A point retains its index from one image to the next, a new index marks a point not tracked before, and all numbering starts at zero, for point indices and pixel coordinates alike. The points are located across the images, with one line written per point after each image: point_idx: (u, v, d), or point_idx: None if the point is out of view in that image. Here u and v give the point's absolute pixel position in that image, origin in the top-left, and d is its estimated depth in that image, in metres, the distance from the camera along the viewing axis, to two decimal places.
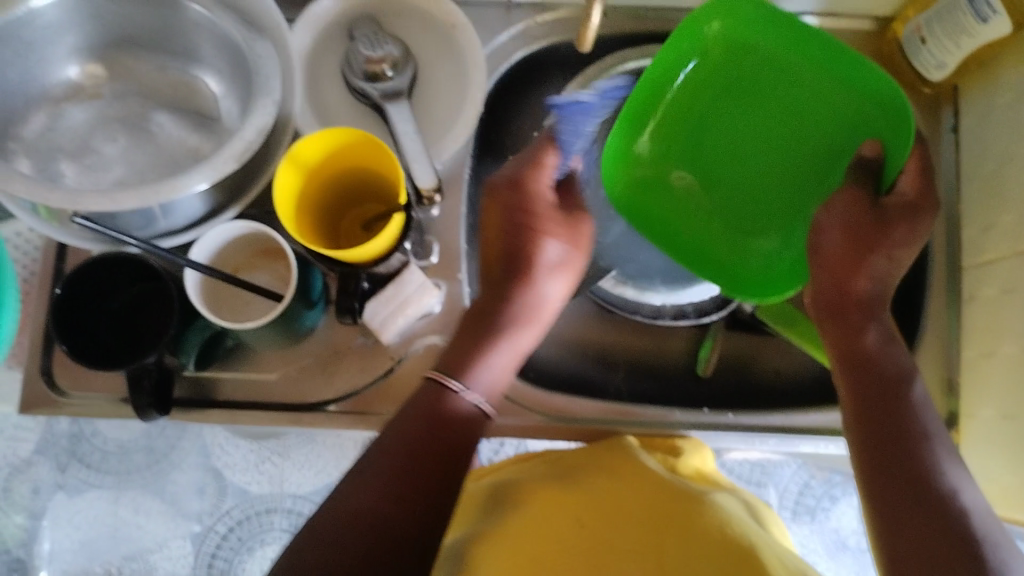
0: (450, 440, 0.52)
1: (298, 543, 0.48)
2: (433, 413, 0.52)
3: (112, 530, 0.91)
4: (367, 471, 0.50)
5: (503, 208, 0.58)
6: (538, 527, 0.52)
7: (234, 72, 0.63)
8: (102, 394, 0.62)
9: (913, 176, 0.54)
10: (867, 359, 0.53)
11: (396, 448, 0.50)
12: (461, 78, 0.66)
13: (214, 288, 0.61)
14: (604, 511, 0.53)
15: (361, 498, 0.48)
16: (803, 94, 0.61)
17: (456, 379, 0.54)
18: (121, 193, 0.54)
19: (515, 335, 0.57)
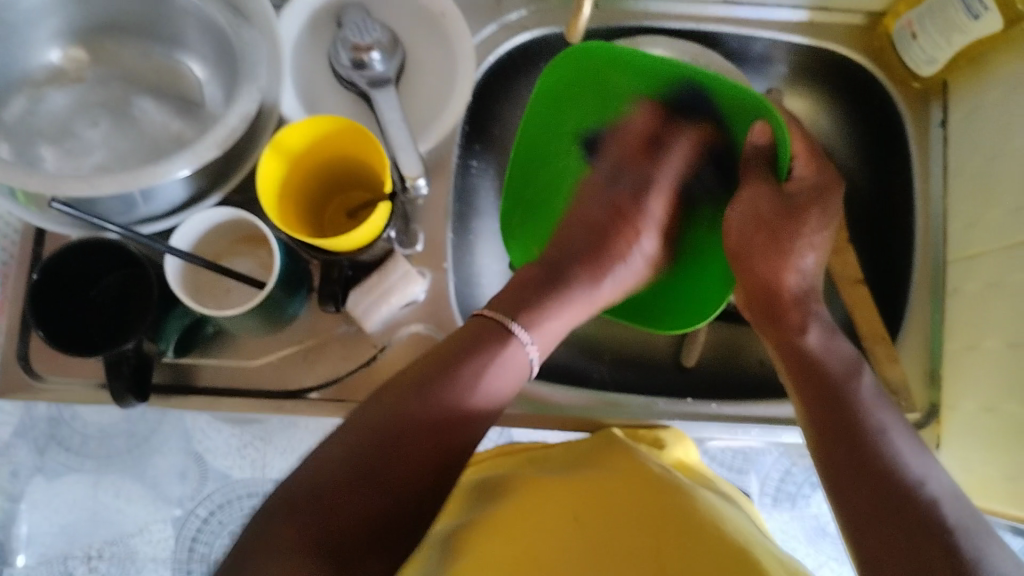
0: (482, 408, 0.51)
1: (333, 448, 0.47)
2: (479, 353, 0.52)
3: (92, 513, 0.91)
4: (381, 411, 0.48)
5: (602, 211, 0.66)
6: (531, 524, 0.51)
7: (217, 56, 0.62)
8: (80, 381, 0.62)
9: (807, 161, 0.62)
10: (802, 361, 0.54)
11: (447, 397, 0.49)
12: (449, 66, 0.65)
13: (196, 275, 0.60)
14: (596, 511, 0.52)
15: (413, 433, 0.48)
16: (620, 85, 0.66)
17: (518, 326, 0.54)
18: (101, 178, 0.53)
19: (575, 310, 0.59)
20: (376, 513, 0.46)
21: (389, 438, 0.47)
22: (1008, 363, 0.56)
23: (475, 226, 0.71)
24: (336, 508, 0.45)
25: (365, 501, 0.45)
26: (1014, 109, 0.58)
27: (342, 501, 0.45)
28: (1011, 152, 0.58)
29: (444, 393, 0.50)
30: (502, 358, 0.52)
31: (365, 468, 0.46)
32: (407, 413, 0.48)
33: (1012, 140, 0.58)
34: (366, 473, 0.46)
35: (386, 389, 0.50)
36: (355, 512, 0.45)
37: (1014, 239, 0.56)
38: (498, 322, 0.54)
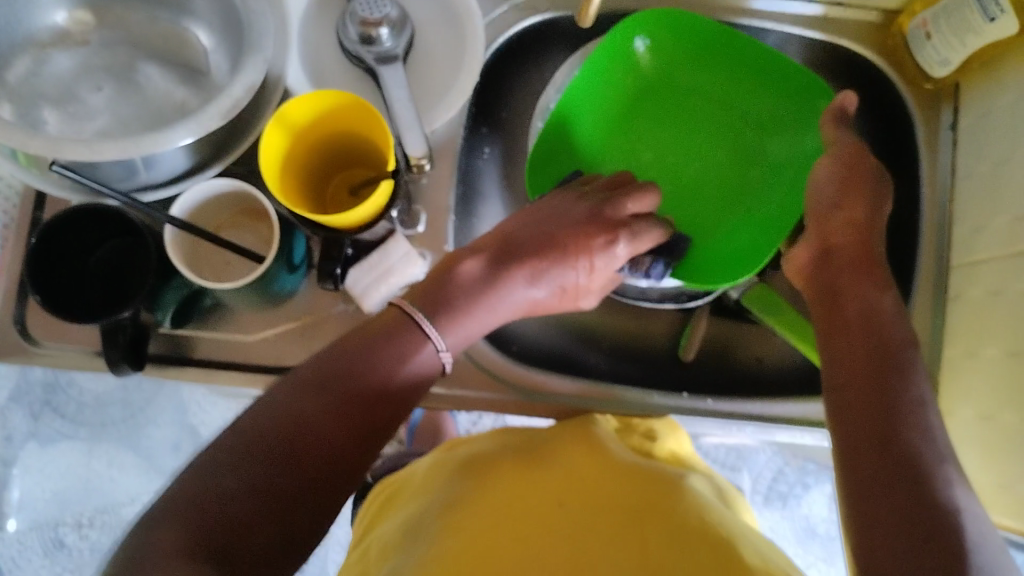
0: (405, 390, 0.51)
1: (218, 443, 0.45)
2: (375, 347, 0.50)
3: (84, 482, 0.91)
4: (274, 399, 0.47)
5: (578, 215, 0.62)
6: (514, 521, 0.50)
7: (225, 25, 0.61)
8: (75, 347, 0.61)
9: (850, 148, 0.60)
10: (847, 319, 0.54)
11: (339, 367, 0.49)
12: (458, 46, 0.64)
13: (195, 246, 0.60)
14: (577, 509, 0.51)
15: (297, 428, 0.45)
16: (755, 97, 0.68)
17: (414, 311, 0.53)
18: (102, 144, 0.52)
19: (485, 313, 0.56)
20: (267, 497, 0.43)
21: (290, 438, 0.45)
22: (1008, 369, 0.55)
23: (478, 208, 0.70)
24: (229, 489, 0.42)
25: (261, 485, 0.43)
26: None
27: (228, 481, 0.43)
28: (1021, 157, 0.57)
29: (342, 371, 0.49)
30: (390, 343, 0.51)
31: (253, 470, 0.43)
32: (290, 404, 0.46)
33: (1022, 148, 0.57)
34: (274, 460, 0.44)
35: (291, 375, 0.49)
36: (254, 495, 0.43)
37: (1019, 247, 0.56)
38: (402, 313, 0.53)
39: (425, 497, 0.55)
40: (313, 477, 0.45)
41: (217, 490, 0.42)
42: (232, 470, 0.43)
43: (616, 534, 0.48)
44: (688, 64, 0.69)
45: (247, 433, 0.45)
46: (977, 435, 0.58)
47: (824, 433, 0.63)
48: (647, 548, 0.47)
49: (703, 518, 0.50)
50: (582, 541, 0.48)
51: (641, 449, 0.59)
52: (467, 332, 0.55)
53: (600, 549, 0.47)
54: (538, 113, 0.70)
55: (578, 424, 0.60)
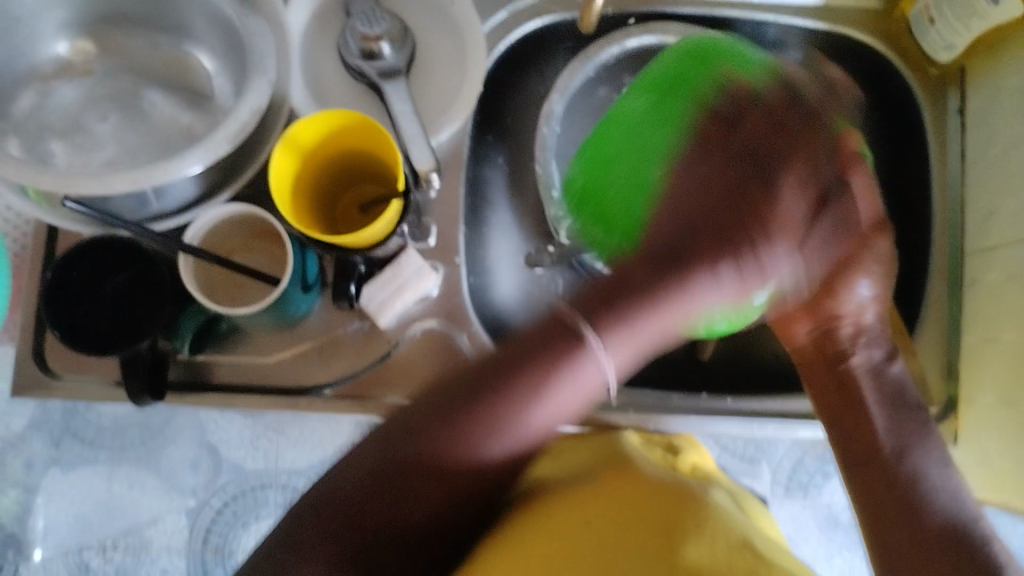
0: (516, 438, 0.45)
1: (353, 471, 0.45)
2: (530, 359, 0.44)
3: (106, 504, 0.87)
4: (400, 434, 0.45)
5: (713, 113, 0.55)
6: (545, 548, 0.49)
7: (227, 48, 0.61)
8: (95, 378, 0.62)
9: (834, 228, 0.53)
10: (833, 394, 0.56)
11: (508, 397, 0.44)
12: (459, 57, 0.64)
13: (207, 272, 0.60)
14: (609, 522, 0.51)
15: (454, 450, 0.44)
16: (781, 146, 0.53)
17: (593, 335, 0.44)
18: (113, 175, 0.52)
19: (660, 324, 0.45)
20: (416, 523, 0.45)
21: (428, 462, 0.44)
22: None
23: (487, 218, 0.70)
24: (367, 525, 0.44)
25: (419, 510, 0.45)
26: None
27: (385, 507, 0.44)
28: None
29: (493, 414, 0.45)
30: (561, 386, 0.44)
31: (424, 477, 0.44)
32: (447, 425, 0.45)
33: None
34: (438, 479, 0.44)
35: (397, 415, 0.46)
36: (412, 519, 0.45)
37: None
38: (567, 331, 0.44)
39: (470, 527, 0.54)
40: (450, 492, 0.45)
41: (353, 495, 0.44)
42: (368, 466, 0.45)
43: (641, 557, 0.48)
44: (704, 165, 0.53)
45: (374, 468, 0.45)
46: (997, 421, 0.58)
47: None
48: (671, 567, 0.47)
49: (729, 538, 0.50)
50: (612, 564, 0.47)
51: (664, 460, 0.59)
52: (634, 337, 0.44)
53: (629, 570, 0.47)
54: (544, 119, 0.68)
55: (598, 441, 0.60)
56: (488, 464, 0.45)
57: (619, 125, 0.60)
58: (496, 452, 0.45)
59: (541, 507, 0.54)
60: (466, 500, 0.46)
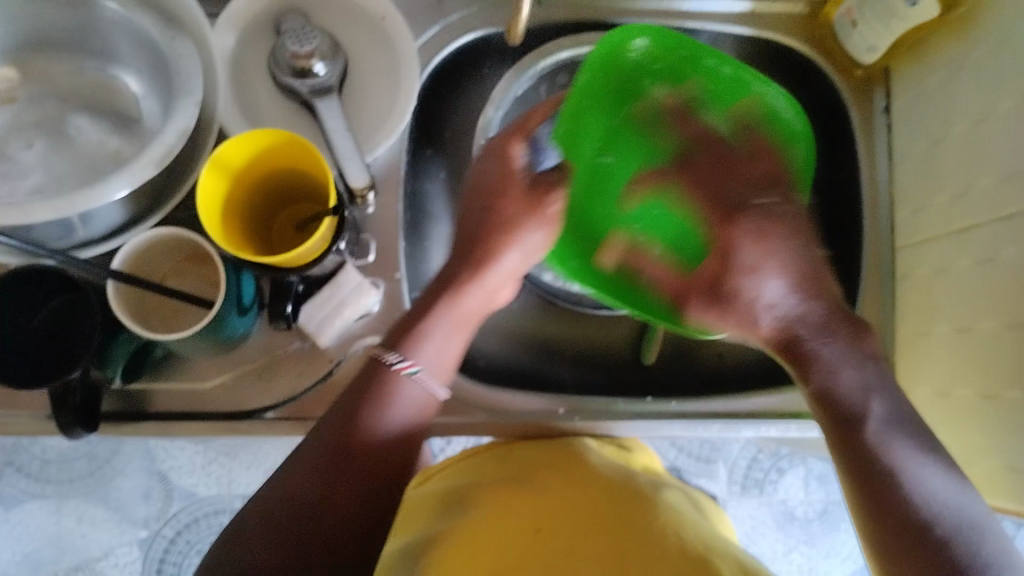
0: (399, 419, 0.56)
1: (255, 512, 0.52)
2: (368, 391, 0.56)
3: (56, 539, 0.86)
4: (309, 455, 0.53)
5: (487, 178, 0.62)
6: (498, 552, 0.50)
7: (153, 69, 0.60)
8: (28, 411, 0.60)
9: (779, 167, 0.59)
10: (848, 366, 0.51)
11: (367, 410, 0.55)
12: (391, 72, 0.64)
13: (141, 298, 0.59)
14: (553, 526, 0.51)
15: (358, 447, 0.54)
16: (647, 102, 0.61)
17: (394, 354, 0.57)
18: (34, 204, 0.51)
19: (456, 320, 0.59)
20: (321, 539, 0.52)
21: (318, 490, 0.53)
22: (959, 345, 0.56)
23: (428, 233, 0.70)
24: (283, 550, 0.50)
25: (314, 531, 0.52)
26: (952, 98, 0.59)
27: (295, 530, 0.51)
28: (952, 138, 0.58)
29: (363, 422, 0.55)
30: (389, 391, 0.56)
31: (330, 468, 0.53)
32: (339, 445, 0.54)
33: (952, 128, 0.58)
34: (316, 497, 0.52)
35: (306, 444, 0.54)
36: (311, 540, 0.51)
37: (958, 225, 0.57)
38: (375, 358, 0.57)
39: (405, 533, 0.54)
40: (354, 503, 0.54)
41: (292, 496, 0.52)
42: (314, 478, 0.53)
43: (592, 558, 0.48)
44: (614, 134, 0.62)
45: (279, 497, 0.52)
46: (936, 413, 0.59)
47: (790, 423, 0.63)
48: (624, 566, 0.47)
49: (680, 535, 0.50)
50: (565, 568, 0.48)
51: (617, 456, 0.61)
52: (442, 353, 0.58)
53: (581, 573, 0.47)
54: (481, 129, 0.69)
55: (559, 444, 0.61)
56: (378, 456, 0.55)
57: (628, 128, 0.62)
58: (372, 447, 0.55)
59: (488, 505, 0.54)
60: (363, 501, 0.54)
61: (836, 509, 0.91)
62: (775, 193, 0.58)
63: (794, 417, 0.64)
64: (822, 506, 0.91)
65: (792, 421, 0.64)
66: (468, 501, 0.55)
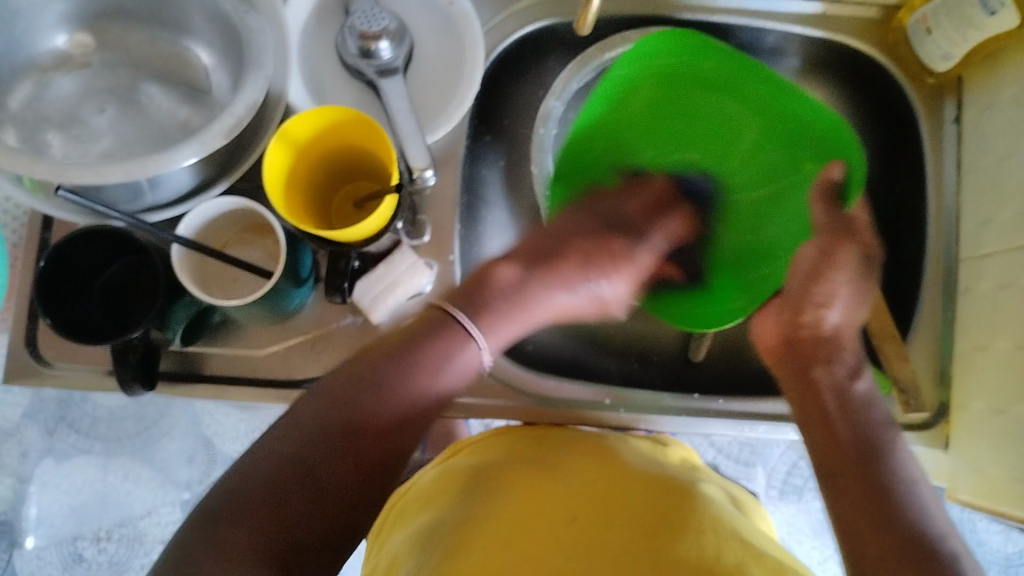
0: (448, 385, 0.52)
1: (273, 446, 0.47)
2: (422, 342, 0.51)
3: (101, 496, 0.88)
4: (339, 391, 0.49)
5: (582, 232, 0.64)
6: (531, 536, 0.50)
7: (225, 42, 0.62)
8: (87, 367, 0.62)
9: (822, 205, 0.60)
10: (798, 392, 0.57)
11: (401, 371, 0.50)
12: (456, 58, 0.64)
13: (203, 264, 0.60)
14: (592, 525, 0.51)
15: (383, 403, 0.49)
16: (739, 111, 0.68)
17: (469, 320, 0.54)
18: (108, 166, 0.52)
19: (553, 294, 0.60)
20: (336, 488, 0.47)
21: (330, 429, 0.47)
22: (1018, 362, 0.55)
23: (483, 218, 0.70)
24: (298, 493, 0.45)
25: (336, 471, 0.47)
26: None
27: (317, 471, 0.46)
28: None
29: (406, 371, 0.50)
30: (448, 346, 0.52)
31: (337, 442, 0.47)
32: (366, 391, 0.49)
33: None
34: (339, 441, 0.47)
35: (329, 383, 0.50)
36: (332, 483, 0.46)
37: None
38: (441, 313, 0.54)
39: (437, 509, 0.55)
40: (380, 451, 0.48)
41: (301, 482, 0.46)
42: (294, 437, 0.47)
43: (622, 545, 0.49)
44: (723, 84, 0.67)
45: (301, 430, 0.47)
46: (989, 429, 0.58)
47: None
48: (660, 553, 0.47)
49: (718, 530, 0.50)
50: (592, 554, 0.48)
51: (658, 451, 0.61)
52: (504, 331, 0.56)
53: (610, 558, 0.48)
54: (542, 119, 0.69)
55: (610, 443, 0.60)
56: (410, 409, 0.50)
57: (686, 77, 0.68)
58: (399, 406, 0.50)
59: (525, 491, 0.55)
60: (375, 457, 0.48)
61: None
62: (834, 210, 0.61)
63: None
64: None
65: None
66: (509, 483, 0.56)
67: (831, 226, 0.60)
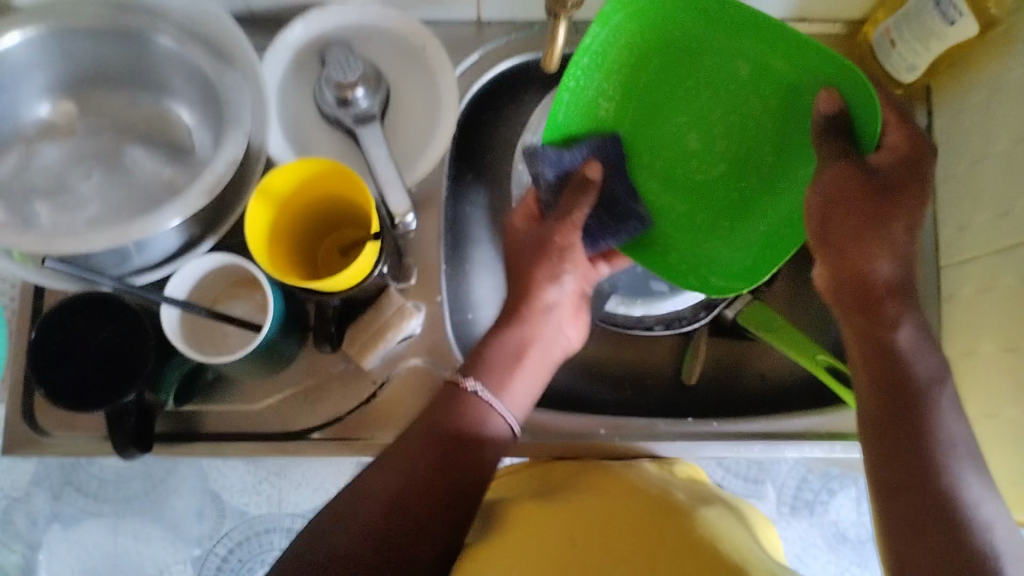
0: (495, 431, 0.56)
1: (366, 485, 0.52)
2: (453, 411, 0.55)
3: (113, 558, 0.87)
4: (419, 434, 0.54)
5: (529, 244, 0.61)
6: (535, 563, 0.50)
7: (204, 101, 0.63)
8: (86, 432, 0.62)
9: (897, 127, 0.54)
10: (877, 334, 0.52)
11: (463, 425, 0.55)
12: (433, 101, 0.65)
13: (193, 322, 0.61)
14: (596, 550, 0.50)
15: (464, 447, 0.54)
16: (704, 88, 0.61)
17: (471, 379, 0.57)
18: (92, 233, 0.53)
19: (538, 372, 0.60)
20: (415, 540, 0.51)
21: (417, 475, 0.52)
22: (1006, 365, 0.56)
23: (470, 256, 0.71)
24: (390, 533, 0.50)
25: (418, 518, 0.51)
26: (993, 116, 0.58)
27: (397, 518, 0.51)
28: (994, 157, 0.58)
29: (464, 424, 0.55)
30: (465, 414, 0.55)
31: (423, 491, 0.52)
32: (446, 436, 0.54)
33: (995, 146, 0.58)
34: (421, 488, 0.52)
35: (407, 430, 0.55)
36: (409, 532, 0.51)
37: (1002, 242, 0.56)
38: (453, 385, 0.57)
39: None
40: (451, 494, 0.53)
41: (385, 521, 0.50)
42: (411, 471, 0.52)
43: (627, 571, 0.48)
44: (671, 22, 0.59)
45: (384, 480, 0.52)
46: (985, 434, 0.58)
47: (836, 444, 0.63)
48: None
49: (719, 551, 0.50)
50: None
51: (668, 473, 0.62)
52: (518, 394, 0.58)
53: None
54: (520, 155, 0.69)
55: (618, 471, 0.60)
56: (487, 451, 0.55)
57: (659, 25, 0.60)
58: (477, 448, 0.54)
59: (529, 520, 0.54)
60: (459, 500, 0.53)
61: None
62: (899, 168, 0.54)
63: (838, 437, 0.64)
64: (874, 527, 0.89)
65: (837, 442, 0.63)
66: (512, 514, 0.56)
67: (856, 165, 0.52)
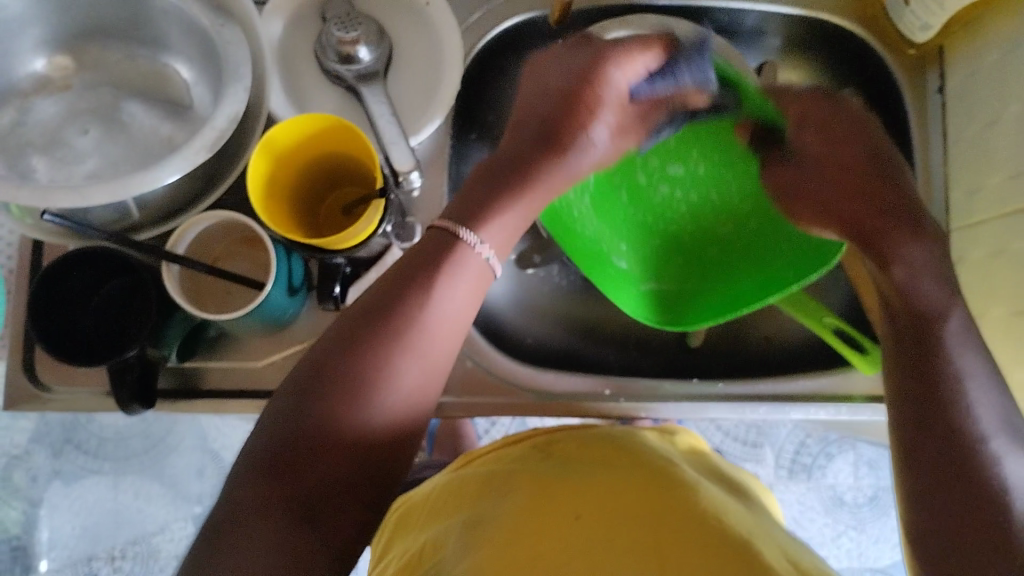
0: (446, 307, 0.48)
1: (279, 416, 0.45)
2: (403, 287, 0.48)
3: (113, 515, 0.88)
4: (341, 340, 0.47)
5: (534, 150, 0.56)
6: (536, 532, 0.50)
7: (203, 56, 0.61)
8: (86, 389, 0.62)
9: (877, 156, 0.55)
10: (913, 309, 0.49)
11: (395, 316, 0.47)
12: (437, 58, 0.64)
13: (194, 279, 0.60)
14: (599, 521, 0.50)
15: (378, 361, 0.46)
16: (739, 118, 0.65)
17: (466, 231, 0.50)
18: (92, 187, 0.52)
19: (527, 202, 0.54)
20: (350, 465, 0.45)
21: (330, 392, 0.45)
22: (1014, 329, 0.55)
23: None
24: (307, 466, 0.44)
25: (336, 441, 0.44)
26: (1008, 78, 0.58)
27: (312, 452, 0.44)
28: (1008, 120, 0.57)
29: (393, 320, 0.47)
30: (424, 280, 0.48)
31: (340, 401, 0.45)
32: (363, 338, 0.46)
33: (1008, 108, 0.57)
34: (336, 404, 0.45)
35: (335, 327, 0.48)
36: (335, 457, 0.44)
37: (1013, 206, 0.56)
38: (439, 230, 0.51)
39: (446, 517, 0.56)
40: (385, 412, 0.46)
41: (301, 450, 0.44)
42: (324, 397, 0.45)
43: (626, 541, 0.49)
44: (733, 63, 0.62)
45: (299, 402, 0.45)
46: None
47: (839, 407, 0.63)
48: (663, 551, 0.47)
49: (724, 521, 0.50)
50: (598, 551, 0.48)
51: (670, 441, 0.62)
52: (506, 223, 0.53)
53: (616, 555, 0.47)
54: None
55: (621, 440, 0.60)
56: (415, 364, 0.47)
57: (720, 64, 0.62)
58: (403, 361, 0.47)
59: (530, 489, 0.55)
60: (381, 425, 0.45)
61: (886, 495, 0.90)
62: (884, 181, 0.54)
63: (842, 400, 0.63)
64: (871, 491, 0.89)
65: (841, 405, 0.63)
66: (514, 480, 0.56)
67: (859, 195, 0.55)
